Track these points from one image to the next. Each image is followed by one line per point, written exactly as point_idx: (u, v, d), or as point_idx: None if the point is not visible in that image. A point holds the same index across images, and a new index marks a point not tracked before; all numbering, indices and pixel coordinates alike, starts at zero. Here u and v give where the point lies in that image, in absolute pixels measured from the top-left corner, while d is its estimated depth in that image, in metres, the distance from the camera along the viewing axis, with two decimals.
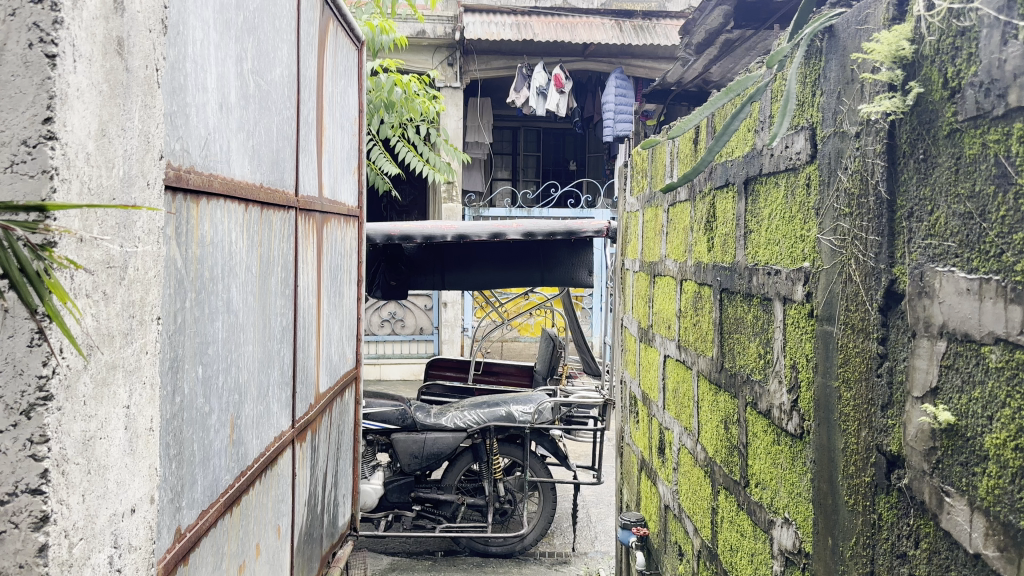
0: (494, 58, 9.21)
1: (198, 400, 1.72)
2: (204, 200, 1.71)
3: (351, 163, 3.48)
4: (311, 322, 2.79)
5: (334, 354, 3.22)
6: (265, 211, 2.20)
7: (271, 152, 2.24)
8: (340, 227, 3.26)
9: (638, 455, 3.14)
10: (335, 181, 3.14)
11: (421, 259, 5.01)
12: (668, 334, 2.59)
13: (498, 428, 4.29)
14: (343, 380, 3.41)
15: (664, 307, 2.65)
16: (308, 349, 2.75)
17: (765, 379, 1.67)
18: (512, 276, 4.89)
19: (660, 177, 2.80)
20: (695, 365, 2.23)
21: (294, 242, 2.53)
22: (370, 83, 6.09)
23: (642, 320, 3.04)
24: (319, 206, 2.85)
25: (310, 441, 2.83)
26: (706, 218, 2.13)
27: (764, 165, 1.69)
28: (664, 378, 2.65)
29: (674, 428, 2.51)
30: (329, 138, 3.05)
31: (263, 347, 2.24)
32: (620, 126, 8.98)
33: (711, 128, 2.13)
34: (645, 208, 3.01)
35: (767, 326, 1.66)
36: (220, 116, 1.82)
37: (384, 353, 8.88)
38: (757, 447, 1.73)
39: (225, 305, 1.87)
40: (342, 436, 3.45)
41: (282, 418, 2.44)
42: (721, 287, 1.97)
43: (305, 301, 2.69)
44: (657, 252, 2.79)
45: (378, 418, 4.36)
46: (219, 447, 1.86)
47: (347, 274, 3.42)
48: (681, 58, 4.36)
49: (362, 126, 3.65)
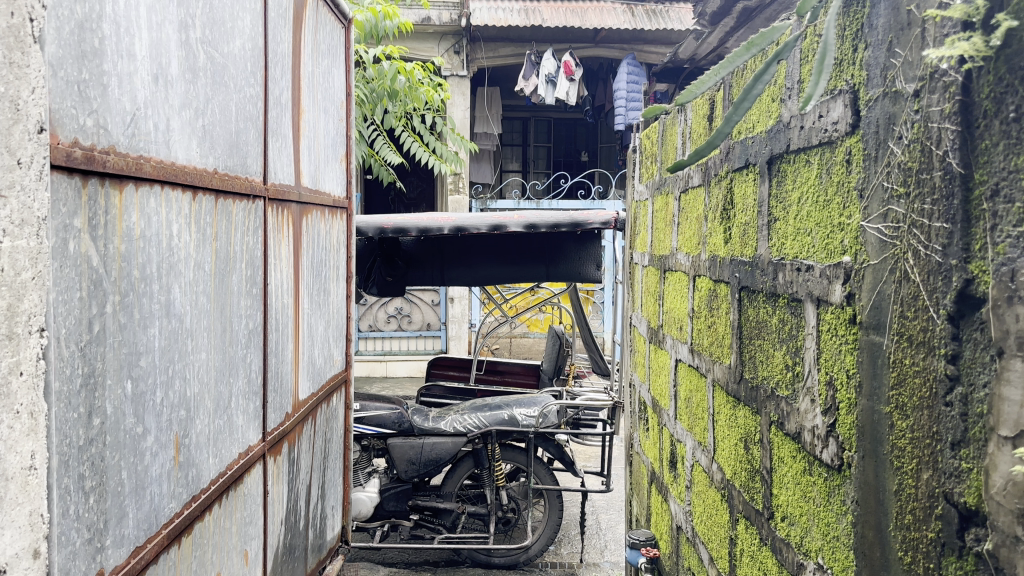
0: (502, 45, 8.92)
1: (127, 420, 1.48)
2: (130, 186, 1.47)
3: (338, 150, 3.23)
4: (288, 324, 2.54)
5: (319, 356, 2.97)
6: (221, 201, 1.94)
7: (229, 135, 1.99)
8: (323, 219, 3.01)
9: (648, 466, 2.87)
10: (316, 169, 2.89)
11: (419, 254, 4.72)
12: (679, 336, 2.32)
13: (500, 433, 4.03)
14: (330, 385, 3.17)
15: (676, 306, 2.37)
16: (284, 353, 2.50)
17: (794, 395, 1.40)
18: (516, 271, 4.63)
19: (671, 162, 2.52)
20: (710, 374, 1.96)
21: (263, 236, 2.28)
22: (372, 70, 5.81)
23: (652, 319, 2.76)
24: (296, 196, 2.60)
25: (287, 453, 2.59)
26: (723, 205, 1.86)
27: (792, 140, 1.41)
28: (675, 385, 2.38)
29: (687, 441, 2.24)
30: (309, 122, 2.80)
31: (223, 354, 2.00)
32: (632, 115, 8.77)
33: (728, 99, 1.87)
34: (655, 196, 2.74)
35: (796, 333, 1.39)
36: (155, 90, 1.58)
37: (390, 350, 8.65)
38: (785, 477, 1.46)
39: (164, 307, 1.63)
40: (329, 445, 3.21)
41: (248, 432, 2.20)
42: (739, 285, 1.70)
43: (280, 302, 2.44)
44: (667, 244, 2.53)
45: (373, 422, 4.08)
46: (159, 472, 1.62)
47: (333, 270, 3.17)
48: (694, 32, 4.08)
49: (351, 111, 3.39)
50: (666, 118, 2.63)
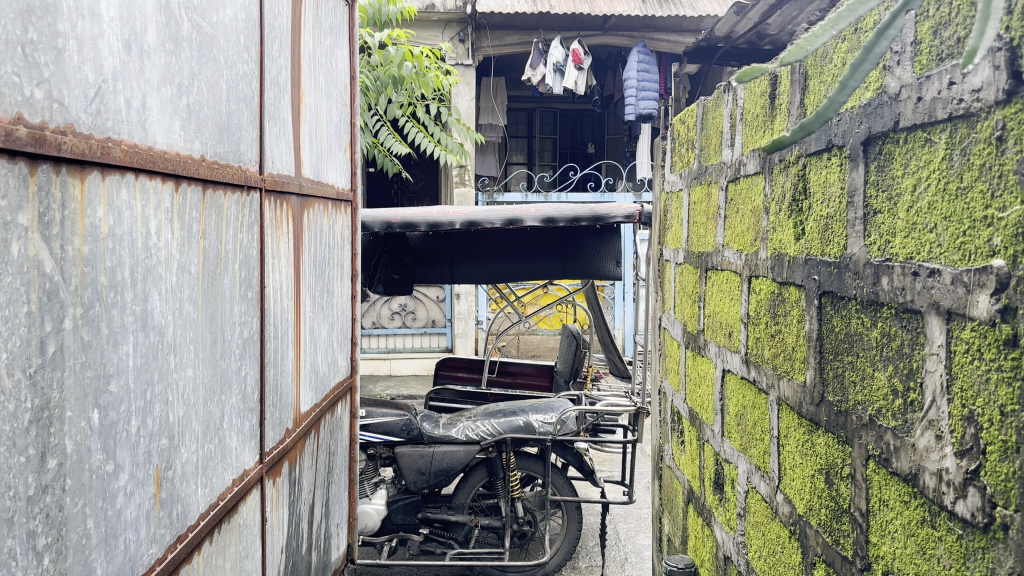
0: (508, 33, 8.61)
1: (94, 457, 1.23)
2: (94, 174, 1.21)
3: (341, 138, 2.97)
4: (288, 330, 2.28)
5: (322, 364, 2.71)
6: (210, 193, 1.69)
7: (218, 117, 1.73)
8: (327, 213, 2.75)
9: (684, 484, 2.62)
10: (318, 158, 2.63)
11: (427, 250, 4.47)
12: (727, 344, 2.06)
13: (515, 440, 3.77)
14: (335, 394, 2.91)
15: (722, 309, 2.12)
16: (284, 362, 2.25)
17: (909, 429, 1.15)
18: (530, 268, 4.37)
19: (714, 147, 2.25)
20: (774, 392, 1.70)
21: (260, 232, 2.02)
22: (377, 56, 5.55)
23: (688, 323, 2.51)
24: (296, 187, 2.34)
25: (288, 473, 2.33)
26: (791, 195, 1.60)
27: (904, 115, 1.15)
28: (721, 399, 2.13)
29: (739, 464, 1.99)
30: (310, 106, 2.54)
31: (212, 368, 1.74)
32: (643, 105, 8.46)
33: (796, 74, 1.60)
34: (692, 185, 2.48)
35: (914, 352, 1.14)
36: (129, 60, 1.32)
37: (394, 348, 8.41)
38: (892, 525, 1.21)
39: (141, 319, 1.37)
40: (334, 458, 2.95)
41: (244, 454, 1.94)
42: (820, 289, 1.45)
43: (279, 305, 2.19)
44: (709, 241, 2.27)
45: (380, 429, 3.80)
46: (135, 515, 1.36)
47: (337, 269, 2.91)
48: (736, 5, 3.71)
49: (356, 96, 3.13)
50: (706, 102, 2.37)
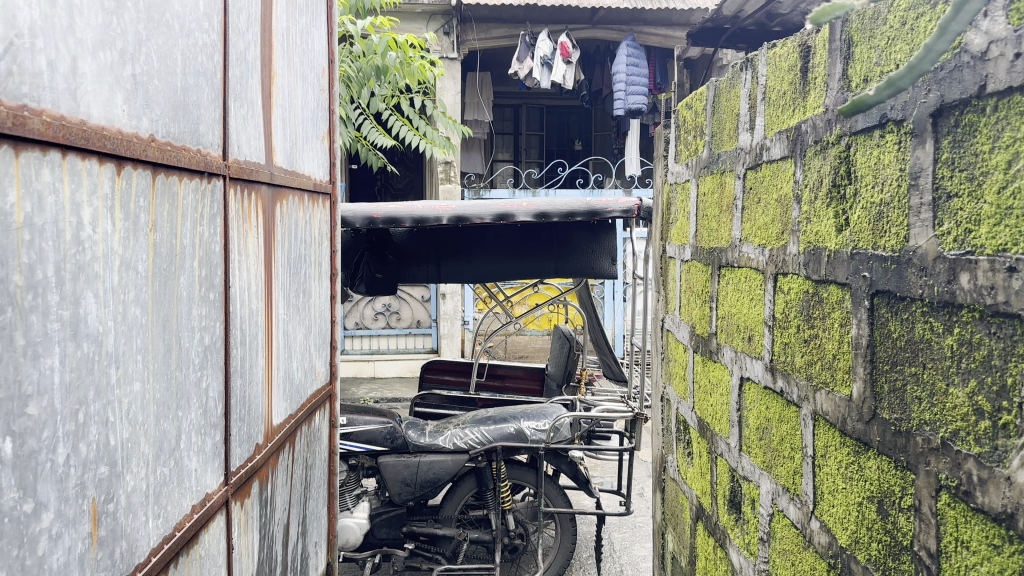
0: (494, 26, 8.39)
1: (5, 494, 1.00)
2: (4, 148, 0.99)
3: (319, 126, 2.75)
4: (258, 335, 2.06)
5: (298, 371, 2.49)
6: (161, 179, 1.46)
7: (172, 91, 1.50)
8: (302, 206, 2.52)
9: (691, 499, 2.42)
10: (292, 145, 2.40)
11: (412, 247, 4.25)
12: (746, 350, 1.86)
13: (506, 449, 3.53)
14: (312, 403, 2.68)
15: (738, 311, 1.91)
16: (253, 371, 2.02)
17: (1001, 461, 0.94)
18: (521, 266, 4.15)
19: (728, 132, 2.05)
20: (808, 405, 1.51)
21: (224, 225, 1.80)
22: (360, 45, 5.32)
23: (696, 325, 2.30)
24: (267, 176, 2.11)
25: (258, 492, 2.10)
26: (833, 181, 1.40)
27: (996, 76, 0.95)
28: (738, 410, 1.93)
29: (762, 483, 1.79)
30: (283, 88, 2.31)
31: (165, 380, 1.52)
32: (632, 100, 8.31)
33: (836, 44, 1.40)
34: (701, 175, 2.27)
35: (1011, 365, 0.93)
36: (52, 14, 1.09)
37: (378, 349, 8.18)
38: (974, 572, 1.00)
39: (71, 325, 1.14)
40: (311, 472, 2.72)
41: (204, 477, 1.71)
42: (873, 288, 1.25)
43: (248, 307, 1.97)
44: (722, 236, 2.07)
45: (362, 438, 3.54)
46: (65, 561, 1.14)
47: (315, 267, 2.68)
48: None
49: (334, 82, 2.91)
50: (718, 83, 2.16)
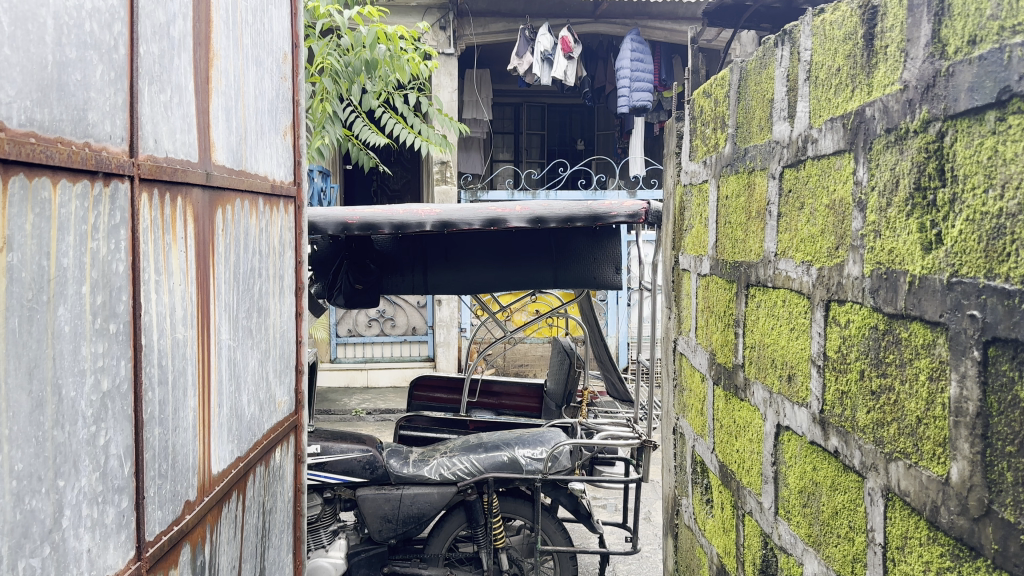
0: (492, 20, 8.00)
1: None
2: None
3: (279, 121, 2.39)
4: (189, 369, 1.69)
5: (250, 404, 2.13)
6: (20, 183, 1.10)
7: (42, 66, 1.15)
8: (256, 212, 2.16)
9: (711, 555, 2.05)
10: (240, 141, 2.04)
11: (396, 255, 3.90)
12: (783, 392, 1.50)
13: (499, 480, 3.17)
14: (271, 438, 2.32)
15: (773, 342, 1.55)
16: (181, 414, 1.66)
17: None
18: (516, 275, 3.79)
19: (758, 122, 1.69)
20: (876, 477, 1.15)
21: (131, 239, 1.43)
22: (348, 37, 4.94)
23: (716, 353, 1.94)
24: (200, 176, 1.76)
25: (189, 560, 1.74)
26: (918, 183, 1.05)
27: None
28: (773, 464, 1.57)
29: (806, 563, 1.42)
30: (227, 74, 1.96)
31: (34, 445, 1.16)
32: (637, 97, 7.94)
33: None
34: (723, 174, 1.91)
35: None
36: None
37: (372, 357, 7.81)
38: None
39: None
40: (271, 518, 2.36)
41: (101, 559, 1.35)
42: (987, 335, 0.88)
43: (171, 337, 1.61)
44: (750, 249, 1.71)
45: (339, 468, 3.17)
46: None
47: (273, 281, 2.32)
48: None
49: (299, 70, 2.55)
50: (745, 64, 1.80)
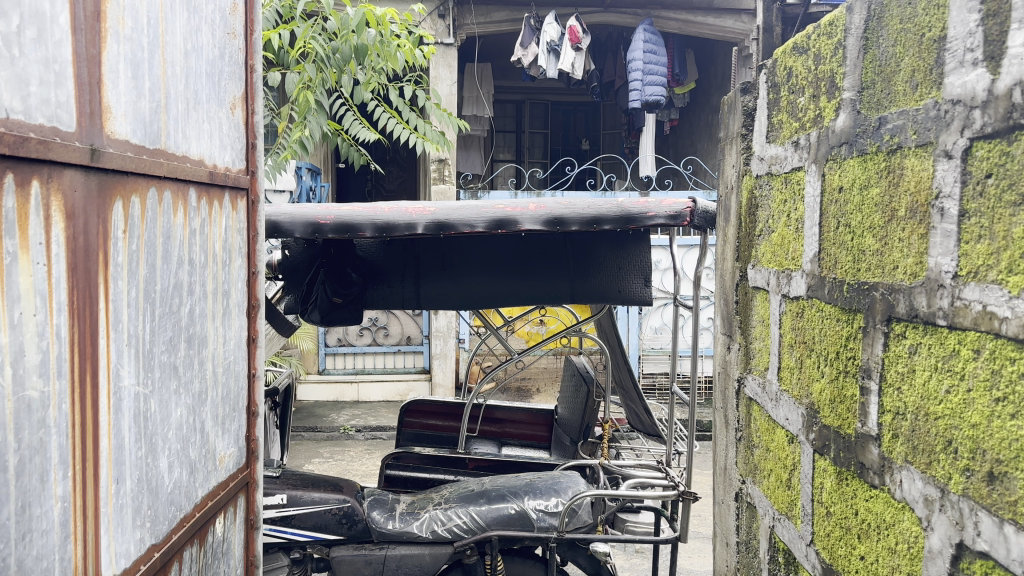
0: (495, 9, 7.40)
1: None
2: None
3: (224, 90, 1.82)
4: (52, 439, 1.13)
5: (173, 467, 1.56)
6: None
7: None
8: (184, 206, 1.59)
9: None
10: (158, 110, 1.48)
11: (382, 262, 3.33)
12: (971, 500, 0.95)
13: (505, 539, 2.59)
14: (209, 506, 1.75)
15: (954, 413, 0.99)
16: (36, 511, 1.10)
17: None
18: (526, 287, 3.25)
19: (909, 76, 1.13)
20: None
21: None
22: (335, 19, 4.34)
23: (820, 410, 1.38)
24: (80, 152, 1.19)
25: None
26: None
27: None
28: None
29: None
30: (136, 14, 1.40)
31: None
32: (649, 91, 7.36)
33: None
34: (834, 158, 1.35)
35: None
36: None
37: (363, 369, 7.25)
38: None
39: None
40: None
41: None
42: None
43: (15, 397, 1.05)
44: (889, 266, 1.16)
45: (310, 524, 2.61)
46: None
47: (214, 298, 1.76)
48: None
49: (254, 25, 1.99)
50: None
